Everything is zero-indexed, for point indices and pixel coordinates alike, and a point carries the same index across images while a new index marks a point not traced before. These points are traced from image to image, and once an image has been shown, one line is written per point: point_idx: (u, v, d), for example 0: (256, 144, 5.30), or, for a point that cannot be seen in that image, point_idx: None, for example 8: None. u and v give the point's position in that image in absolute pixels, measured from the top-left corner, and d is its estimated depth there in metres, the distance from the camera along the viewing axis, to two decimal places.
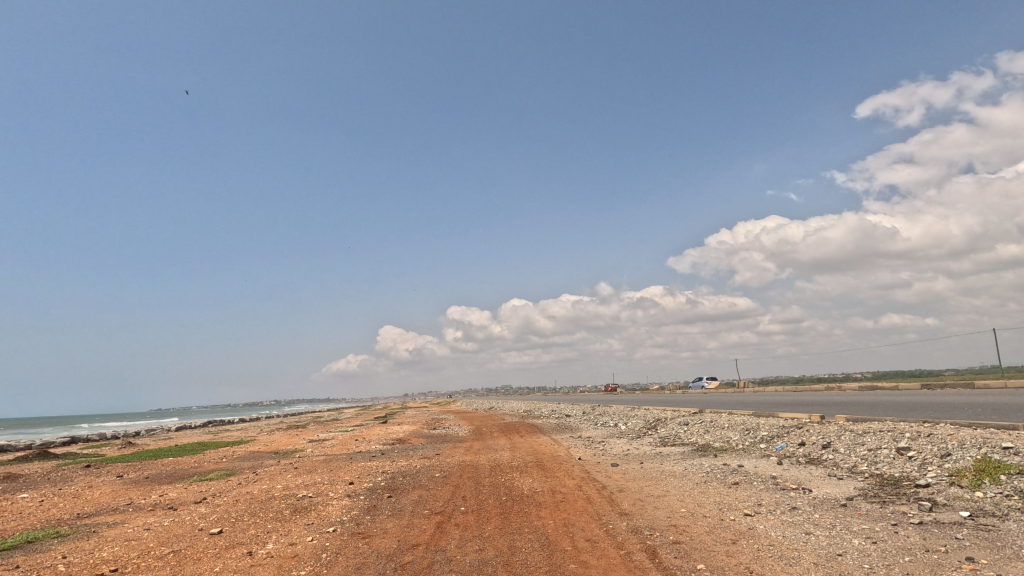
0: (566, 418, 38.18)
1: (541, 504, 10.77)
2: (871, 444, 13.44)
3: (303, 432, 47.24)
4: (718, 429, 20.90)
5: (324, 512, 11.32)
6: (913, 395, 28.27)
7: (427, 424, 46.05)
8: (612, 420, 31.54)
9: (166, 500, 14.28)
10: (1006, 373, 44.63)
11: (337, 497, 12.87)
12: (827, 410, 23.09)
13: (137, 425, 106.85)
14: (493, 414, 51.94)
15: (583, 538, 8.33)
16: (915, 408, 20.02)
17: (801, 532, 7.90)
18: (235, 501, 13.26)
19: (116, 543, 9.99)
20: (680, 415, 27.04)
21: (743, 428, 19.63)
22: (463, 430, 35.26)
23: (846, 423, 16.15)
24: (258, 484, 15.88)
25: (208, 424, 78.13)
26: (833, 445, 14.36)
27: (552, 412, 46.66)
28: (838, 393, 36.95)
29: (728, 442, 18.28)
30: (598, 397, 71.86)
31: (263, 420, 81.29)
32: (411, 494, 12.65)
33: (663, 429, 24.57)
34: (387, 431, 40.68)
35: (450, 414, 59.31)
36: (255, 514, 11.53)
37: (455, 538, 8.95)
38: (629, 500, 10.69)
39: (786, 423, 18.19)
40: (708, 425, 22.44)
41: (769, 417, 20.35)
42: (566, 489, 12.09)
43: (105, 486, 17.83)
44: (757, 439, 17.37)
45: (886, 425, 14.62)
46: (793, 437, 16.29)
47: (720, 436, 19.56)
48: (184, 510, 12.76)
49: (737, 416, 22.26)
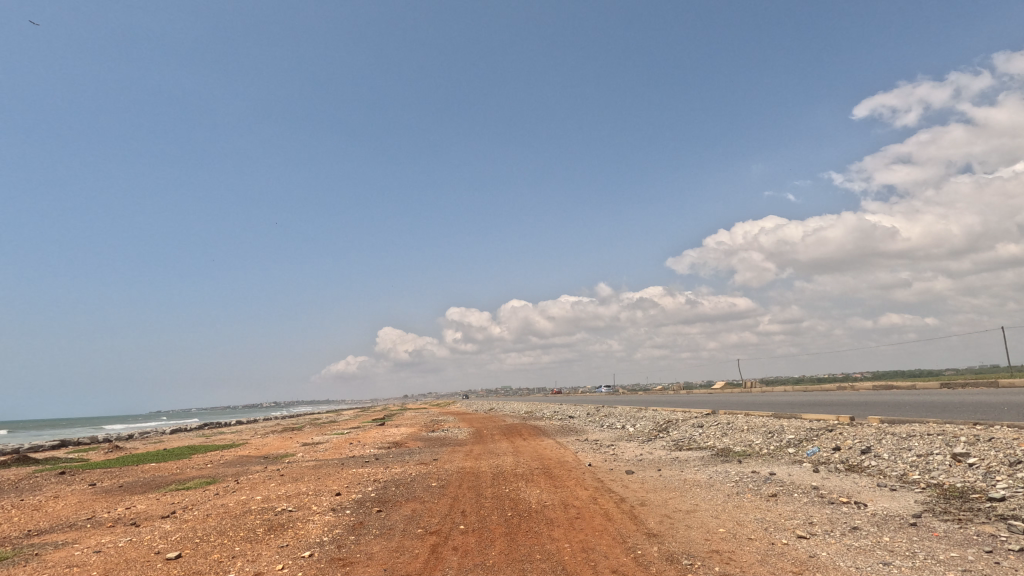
0: (570, 419, 36.67)
1: (553, 522, 9.33)
2: (920, 450, 11.98)
3: (297, 434, 45.76)
4: (736, 431, 19.44)
5: (302, 531, 9.86)
6: (938, 395, 26.74)
7: (425, 426, 44.64)
8: (619, 422, 30.00)
9: (131, 515, 12.80)
10: (1023, 373, 43.09)
11: (320, 512, 11.37)
12: (851, 410, 21.58)
13: (132, 427, 105.73)
14: (494, 415, 50.41)
15: (607, 568, 6.88)
16: (949, 408, 18.59)
17: (876, 562, 6.44)
18: (206, 516, 11.79)
19: (55, 570, 8.52)
20: (692, 417, 25.54)
21: (766, 430, 18.15)
22: (463, 432, 33.75)
23: (884, 425, 14.69)
24: (237, 494, 14.38)
25: (203, 428, 76.39)
26: (874, 450, 12.90)
27: (554, 413, 45.13)
28: (853, 394, 35.41)
29: (752, 446, 16.78)
30: (601, 398, 70.19)
31: (259, 423, 79.64)
32: (403, 509, 11.15)
33: (675, 430, 23.09)
34: (383, 433, 39.15)
35: (449, 415, 57.84)
36: (224, 533, 10.05)
37: (453, 567, 7.48)
38: (655, 518, 9.21)
39: (814, 425, 16.72)
40: (725, 426, 20.96)
41: (792, 418, 18.86)
42: (580, 502, 10.65)
43: (72, 497, 16.36)
44: (784, 443, 15.89)
45: (932, 427, 13.17)
46: (825, 441, 14.81)
47: (739, 439, 18.09)
48: (147, 527, 11.26)
49: (756, 418, 20.75)
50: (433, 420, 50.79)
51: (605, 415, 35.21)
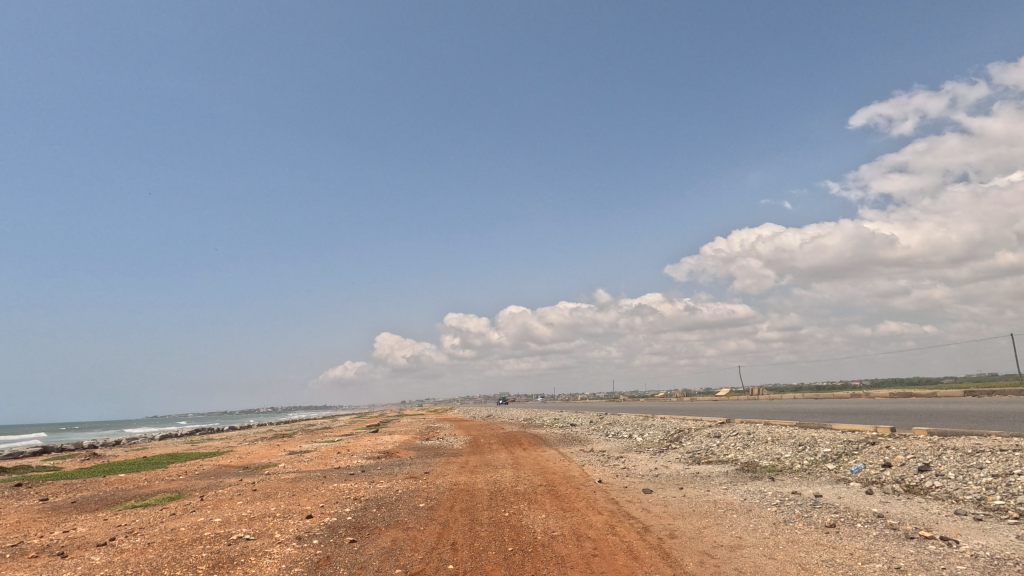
0: (571, 427, 34.70)
1: (566, 561, 7.49)
2: (995, 468, 10.14)
3: (286, 442, 43.72)
4: (759, 442, 17.55)
5: (253, 569, 7.97)
6: (969, 403, 24.86)
7: (421, 433, 42.73)
8: (625, 431, 28.04)
9: (62, 541, 10.86)
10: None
11: (281, 542, 9.47)
12: (884, 419, 19.66)
13: (118, 433, 103.66)
14: (492, 422, 48.37)
15: None
16: (997, 419, 16.74)
17: None
18: (146, 546, 9.89)
19: None
20: (706, 426, 23.57)
21: (794, 441, 16.28)
22: (460, 440, 31.85)
23: (938, 439, 12.81)
24: (193, 516, 12.46)
25: (193, 434, 73.80)
26: (935, 468, 11.07)
27: (556, 420, 43.24)
28: (869, 401, 33.57)
29: (781, 460, 14.90)
30: (605, 405, 67.82)
31: (253, 429, 77.12)
32: (380, 539, 9.26)
33: (689, 441, 21.25)
34: (376, 441, 37.23)
35: (444, 422, 55.73)
36: (157, 572, 8.12)
37: None
38: (692, 558, 7.34)
39: (852, 438, 14.85)
40: (745, 436, 19.09)
41: (823, 429, 16.98)
42: (597, 533, 8.80)
43: (12, 516, 14.40)
44: (820, 458, 14.01)
45: (1002, 442, 11.31)
46: (871, 456, 12.95)
47: (765, 452, 16.21)
48: (72, 560, 9.32)
49: (780, 428, 18.86)
50: (429, 427, 48.81)
51: (609, 423, 33.23)
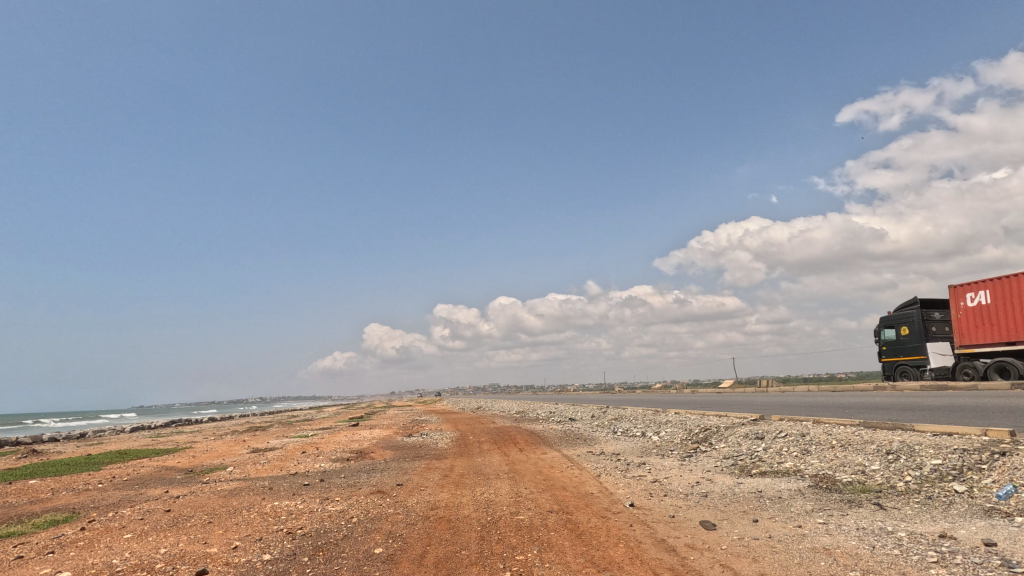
0: (571, 423, 30.91)
1: None
2: None
3: (255, 437, 39.41)
4: (825, 448, 13.67)
5: None
6: None
7: (402, 427, 38.79)
8: (636, 428, 24.16)
9: None
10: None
11: None
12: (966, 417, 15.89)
13: (86, 423, 98.74)
14: (481, 415, 44.36)
15: None
16: None
17: None
18: None
19: None
20: (737, 424, 19.75)
21: (877, 449, 12.41)
22: (445, 438, 27.86)
23: None
24: (40, 566, 8.34)
25: (160, 426, 68.43)
26: None
27: (554, 413, 39.53)
28: (898, 395, 30.20)
29: (870, 476, 11.08)
30: (601, 398, 63.85)
31: (228, 421, 72.20)
32: None
33: (722, 444, 17.34)
34: (352, 437, 33.21)
35: (428, 415, 51.61)
36: None
37: None
38: None
39: (966, 447, 11.02)
40: (799, 440, 15.22)
41: (907, 433, 13.20)
42: None
43: None
44: (933, 475, 10.19)
45: None
46: (1019, 475, 9.15)
47: (838, 462, 12.37)
48: None
49: (842, 429, 15.07)
50: (415, 420, 44.85)
51: (613, 419, 29.34)
